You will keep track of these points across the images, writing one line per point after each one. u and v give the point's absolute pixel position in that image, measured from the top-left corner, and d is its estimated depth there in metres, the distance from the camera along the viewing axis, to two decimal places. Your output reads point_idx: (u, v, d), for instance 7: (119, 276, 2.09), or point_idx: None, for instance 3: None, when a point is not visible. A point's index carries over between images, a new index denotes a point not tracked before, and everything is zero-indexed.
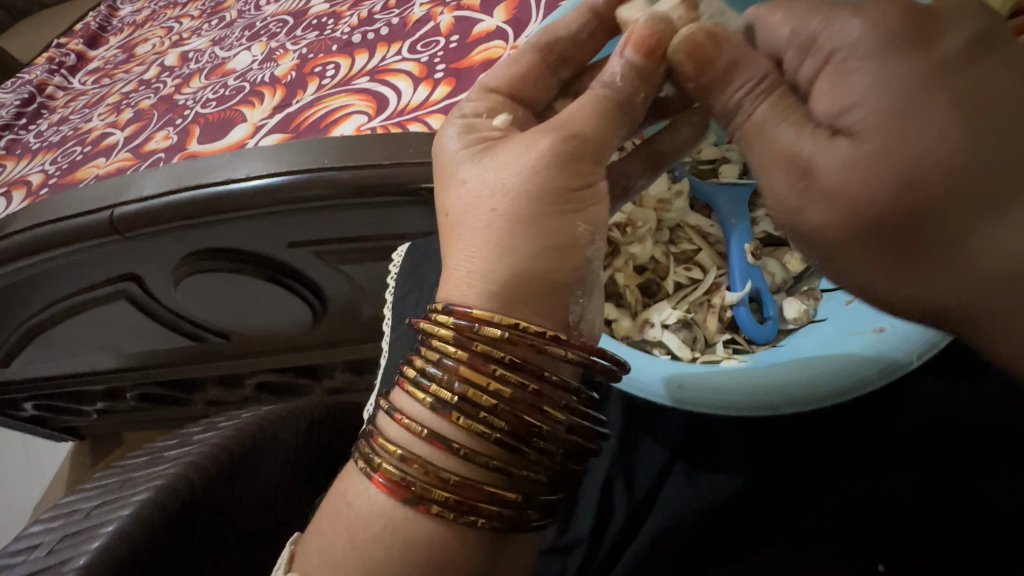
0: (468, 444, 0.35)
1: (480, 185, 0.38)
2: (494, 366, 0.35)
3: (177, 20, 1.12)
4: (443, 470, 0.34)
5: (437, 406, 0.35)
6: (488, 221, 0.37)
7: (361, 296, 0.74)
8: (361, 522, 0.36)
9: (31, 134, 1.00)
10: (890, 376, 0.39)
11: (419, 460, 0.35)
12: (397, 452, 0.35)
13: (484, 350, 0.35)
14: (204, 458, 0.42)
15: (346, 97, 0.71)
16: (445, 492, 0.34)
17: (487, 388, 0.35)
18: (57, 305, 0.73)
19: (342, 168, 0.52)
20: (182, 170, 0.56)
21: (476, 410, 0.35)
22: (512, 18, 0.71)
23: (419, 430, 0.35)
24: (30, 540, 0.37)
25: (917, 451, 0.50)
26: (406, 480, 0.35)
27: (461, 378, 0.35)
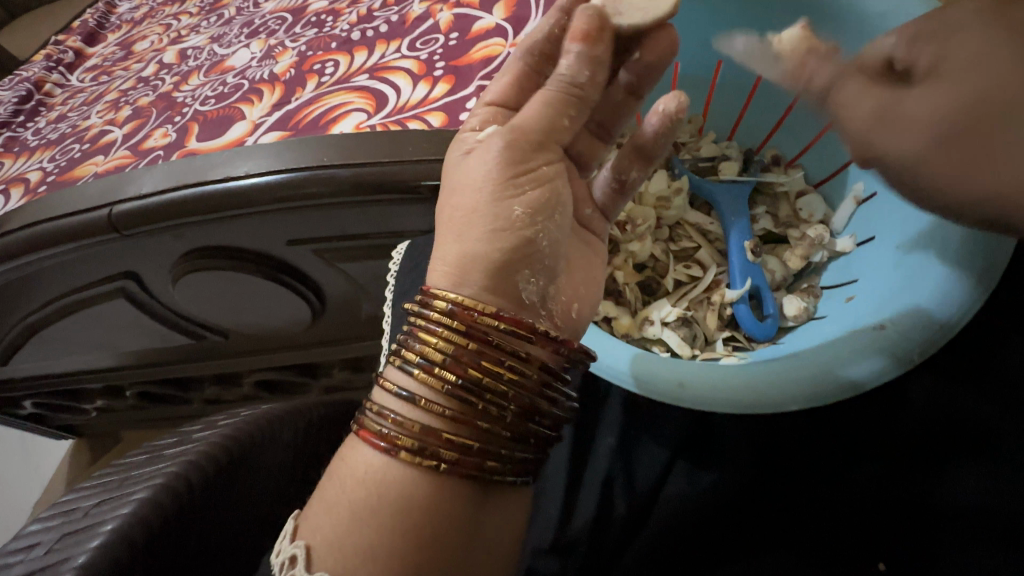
0: (427, 397, 0.35)
1: (447, 185, 0.40)
2: (444, 328, 0.36)
3: (175, 17, 1.11)
4: (409, 419, 0.35)
5: (404, 367, 0.36)
6: (464, 219, 0.38)
7: (360, 294, 0.74)
8: (342, 509, 0.34)
9: (28, 131, 0.99)
10: (884, 375, 0.40)
11: (389, 412, 0.35)
12: (373, 408, 0.36)
13: (437, 317, 0.36)
14: (203, 456, 0.42)
15: (346, 94, 0.70)
16: (410, 439, 0.34)
17: (438, 346, 0.36)
18: (55, 303, 0.73)
19: (341, 166, 0.52)
20: (181, 168, 0.56)
21: (434, 365, 0.35)
22: (512, 15, 0.71)
23: (390, 387, 0.36)
24: (30, 538, 0.37)
25: (916, 448, 0.50)
26: (373, 430, 0.35)
27: (421, 340, 0.36)
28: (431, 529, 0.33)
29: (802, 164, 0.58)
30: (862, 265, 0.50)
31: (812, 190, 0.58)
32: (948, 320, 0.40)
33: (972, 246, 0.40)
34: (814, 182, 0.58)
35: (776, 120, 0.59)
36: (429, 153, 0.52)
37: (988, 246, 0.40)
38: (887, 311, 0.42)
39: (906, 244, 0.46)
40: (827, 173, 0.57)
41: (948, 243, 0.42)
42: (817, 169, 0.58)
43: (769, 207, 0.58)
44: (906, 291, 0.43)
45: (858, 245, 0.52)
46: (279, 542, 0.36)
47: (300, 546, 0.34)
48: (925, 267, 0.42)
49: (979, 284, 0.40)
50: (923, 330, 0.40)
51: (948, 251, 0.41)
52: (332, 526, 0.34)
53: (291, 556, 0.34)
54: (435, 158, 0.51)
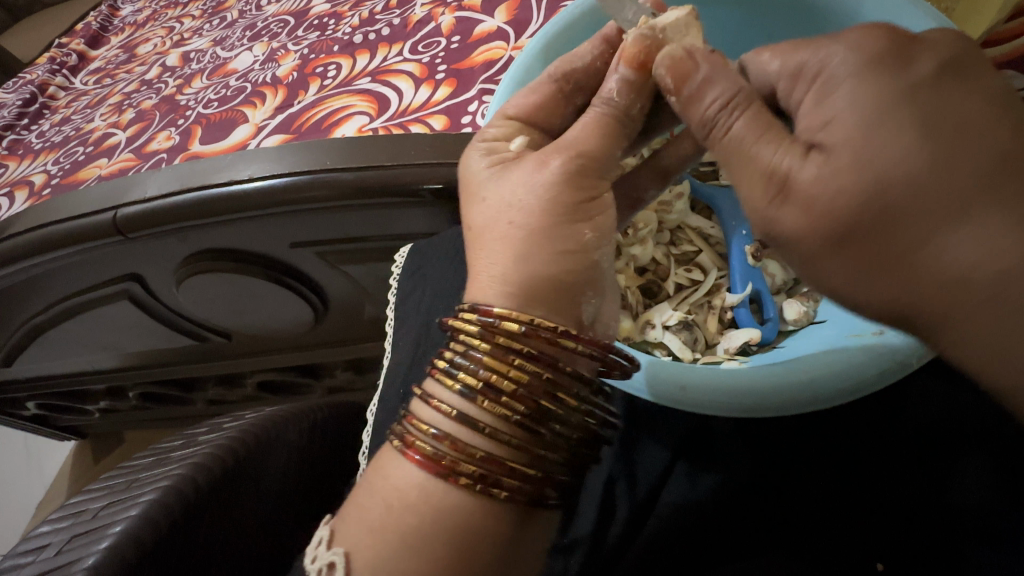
0: (490, 426, 0.35)
1: (499, 201, 0.38)
2: (514, 355, 0.35)
3: (178, 20, 1.12)
4: (470, 445, 0.34)
5: (463, 391, 0.36)
6: (507, 234, 0.37)
7: (362, 297, 0.74)
8: (375, 509, 0.35)
9: (32, 134, 1.00)
10: (892, 377, 0.40)
11: (448, 436, 0.35)
12: (428, 430, 0.36)
13: (506, 342, 0.35)
14: (211, 458, 0.42)
15: (347, 98, 0.71)
16: (472, 465, 0.34)
17: (508, 374, 0.35)
18: (61, 306, 0.74)
19: (344, 170, 0.52)
20: (186, 171, 0.57)
21: (499, 392, 0.35)
22: (513, 19, 0.71)
23: (447, 410, 0.35)
24: (38, 541, 0.37)
25: (904, 450, 0.50)
26: (435, 457, 0.35)
27: (485, 365, 0.35)
28: (458, 534, 0.34)
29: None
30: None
31: None
32: None
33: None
34: None
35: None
36: (433, 157, 0.52)
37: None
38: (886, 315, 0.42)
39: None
40: None
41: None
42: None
43: None
44: None
45: None
46: (315, 548, 0.36)
47: (338, 553, 0.35)
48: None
49: None
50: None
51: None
52: (370, 532, 0.35)
53: (329, 562, 0.35)
54: (438, 162, 0.52)
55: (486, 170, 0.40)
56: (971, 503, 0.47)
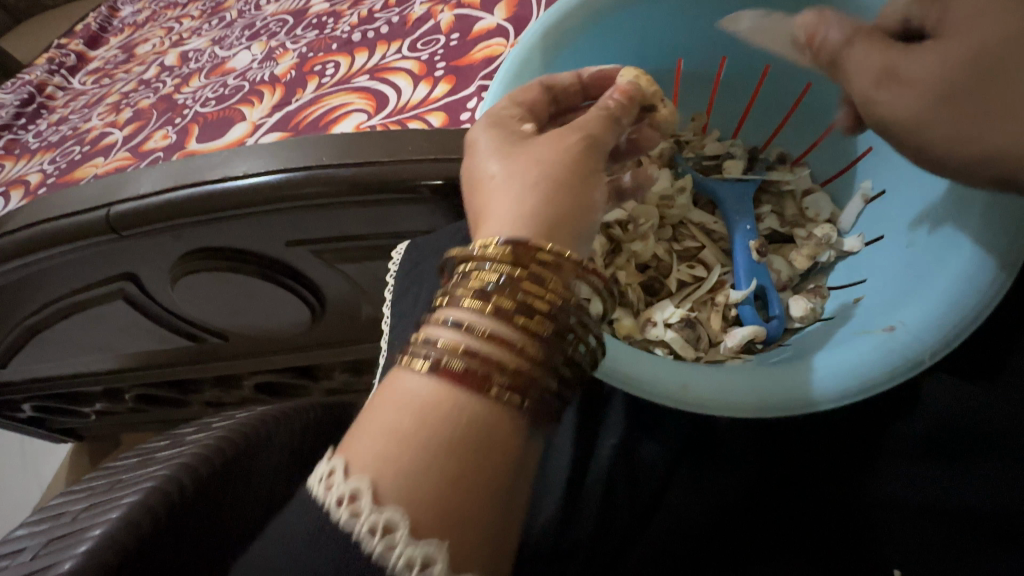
0: (520, 336, 0.31)
1: (522, 157, 0.36)
2: (548, 272, 0.32)
3: (177, 20, 1.12)
4: (503, 362, 0.29)
5: (492, 306, 0.31)
6: (538, 182, 0.34)
7: (360, 297, 0.73)
8: (402, 435, 0.27)
9: (29, 134, 0.99)
10: (904, 372, 0.38)
11: (479, 353, 0.29)
12: (452, 345, 0.29)
13: (540, 257, 0.32)
14: (197, 458, 0.41)
15: (346, 96, 0.70)
16: (505, 379, 0.29)
17: (542, 288, 0.31)
18: (54, 305, 0.73)
19: (341, 166, 0.51)
20: (179, 168, 0.56)
21: (532, 307, 0.31)
22: (514, 16, 0.71)
23: (473, 328, 0.30)
24: (16, 544, 0.36)
25: (902, 449, 0.47)
26: (462, 368, 0.28)
27: (517, 281, 0.31)
28: (500, 483, 0.27)
29: (808, 162, 0.56)
30: (874, 258, 0.48)
31: (818, 189, 0.55)
32: (961, 319, 0.38)
33: (979, 247, 0.38)
34: (821, 179, 0.56)
35: (783, 115, 0.56)
36: (431, 152, 0.51)
37: (1001, 241, 0.38)
38: (900, 311, 0.40)
39: (917, 244, 0.44)
40: (835, 170, 0.54)
41: (956, 247, 0.40)
42: (823, 166, 0.55)
43: (774, 206, 0.55)
44: (914, 291, 0.41)
45: (866, 244, 0.50)
46: (329, 477, 0.26)
47: (364, 480, 0.26)
48: (937, 269, 0.40)
49: (994, 280, 0.38)
50: (939, 327, 0.38)
51: (959, 250, 0.39)
52: (395, 457, 0.26)
53: (350, 491, 0.25)
54: (436, 157, 0.51)
55: (498, 137, 0.37)
56: (973, 503, 0.44)
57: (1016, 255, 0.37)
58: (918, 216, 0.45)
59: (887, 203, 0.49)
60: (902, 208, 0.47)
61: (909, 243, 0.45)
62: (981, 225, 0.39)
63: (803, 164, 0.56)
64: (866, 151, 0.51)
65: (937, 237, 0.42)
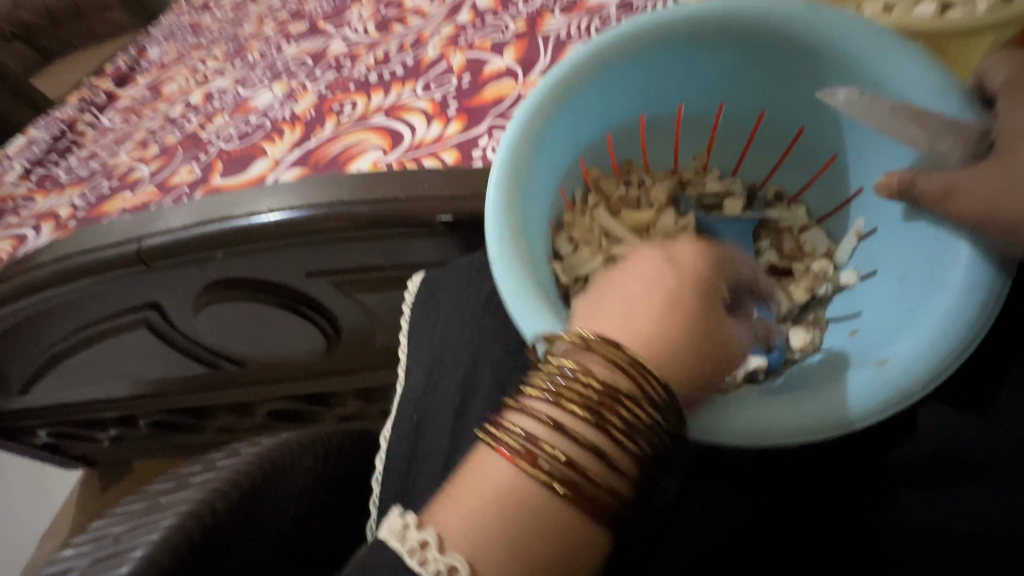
0: (608, 443, 0.30)
1: (667, 323, 0.34)
2: (642, 387, 0.31)
3: (202, 61, 1.18)
4: (587, 478, 0.28)
5: (587, 416, 0.30)
6: (665, 352, 0.33)
7: (374, 325, 0.75)
8: (471, 494, 0.28)
9: (60, 169, 1.04)
10: (889, 408, 0.34)
11: (568, 463, 0.28)
12: (545, 449, 0.28)
13: (640, 373, 0.31)
14: (229, 482, 0.43)
15: (363, 134, 0.74)
16: (584, 493, 0.28)
17: (637, 405, 0.30)
18: (79, 333, 0.76)
19: (360, 203, 0.54)
20: (207, 205, 0.59)
21: (626, 422, 0.30)
22: (522, 58, 0.75)
23: (566, 433, 0.29)
24: (61, 565, 0.38)
25: (922, 469, 0.43)
26: (551, 469, 0.28)
27: (616, 392, 0.30)
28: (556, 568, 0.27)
29: (803, 199, 0.50)
30: (869, 295, 0.43)
31: (816, 224, 0.48)
32: (950, 357, 0.34)
33: (973, 280, 0.34)
34: (815, 217, 0.49)
35: (782, 151, 0.49)
36: (445, 190, 0.54)
37: (988, 281, 0.34)
38: (888, 346, 0.36)
39: (910, 277, 0.39)
40: (835, 205, 0.48)
41: (947, 279, 0.36)
42: (819, 202, 0.49)
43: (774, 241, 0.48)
44: (903, 326, 0.37)
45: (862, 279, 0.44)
46: (399, 525, 0.28)
47: (433, 530, 0.28)
48: (925, 305, 0.36)
49: (979, 320, 0.34)
50: (933, 364, 0.34)
51: (948, 286, 0.35)
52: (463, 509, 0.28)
53: (421, 541, 0.27)
54: (450, 194, 0.54)
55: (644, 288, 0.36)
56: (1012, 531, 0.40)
57: (995, 296, 0.34)
58: (909, 248, 0.40)
59: (883, 238, 0.43)
60: (890, 244, 0.42)
61: (901, 276, 0.40)
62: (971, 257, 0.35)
63: (799, 201, 0.49)
64: (856, 191, 0.45)
65: (928, 267, 0.38)
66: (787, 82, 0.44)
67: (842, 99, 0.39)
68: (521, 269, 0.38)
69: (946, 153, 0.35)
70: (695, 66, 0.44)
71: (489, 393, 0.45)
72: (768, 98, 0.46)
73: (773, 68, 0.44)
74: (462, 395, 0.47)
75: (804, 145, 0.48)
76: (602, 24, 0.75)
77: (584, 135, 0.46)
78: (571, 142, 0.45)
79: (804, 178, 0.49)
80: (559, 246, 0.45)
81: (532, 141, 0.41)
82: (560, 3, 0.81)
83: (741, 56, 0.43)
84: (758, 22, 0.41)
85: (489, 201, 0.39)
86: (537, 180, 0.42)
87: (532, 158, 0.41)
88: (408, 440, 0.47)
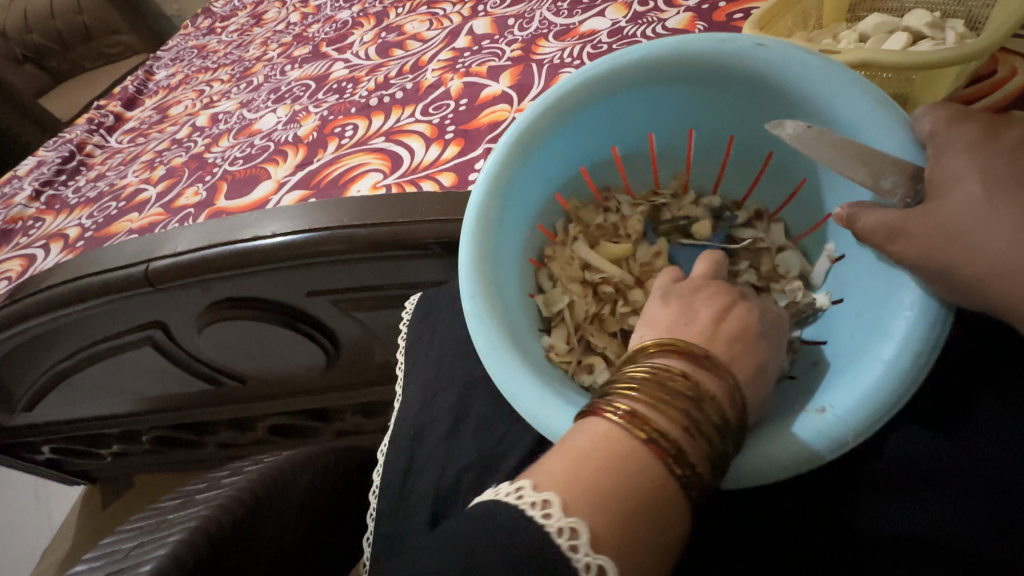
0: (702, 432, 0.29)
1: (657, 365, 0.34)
2: (728, 387, 0.31)
3: (208, 84, 1.22)
4: (690, 459, 0.28)
5: (685, 403, 0.29)
6: None
7: (373, 342, 0.76)
8: (599, 486, 0.26)
9: (69, 190, 1.07)
10: (821, 461, 0.32)
11: (673, 442, 0.28)
12: (651, 423, 0.28)
13: (724, 371, 0.32)
14: (232, 500, 0.44)
15: (363, 156, 0.77)
16: (688, 473, 0.27)
17: (723, 401, 0.31)
18: (85, 351, 0.77)
19: (359, 226, 0.56)
20: (213, 228, 0.61)
21: (718, 414, 0.30)
22: (517, 83, 0.78)
23: (670, 415, 0.29)
24: None
25: (981, 516, 0.32)
26: (656, 442, 0.27)
27: (705, 386, 0.31)
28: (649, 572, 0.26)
29: (783, 217, 0.48)
30: (832, 327, 0.41)
31: (792, 244, 0.46)
32: (882, 404, 0.32)
33: (912, 328, 0.33)
34: (793, 235, 0.48)
35: (757, 170, 0.48)
36: (441, 213, 0.56)
37: (929, 328, 0.33)
38: (830, 387, 0.35)
39: (866, 313, 0.38)
40: (813, 222, 0.45)
41: (891, 326, 0.34)
42: (797, 219, 0.47)
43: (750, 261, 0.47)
44: (847, 369, 0.35)
45: (832, 303, 0.42)
46: (537, 505, 0.25)
47: (577, 516, 0.25)
48: (868, 349, 0.35)
49: (911, 366, 0.32)
50: (868, 416, 0.32)
51: (892, 334, 0.34)
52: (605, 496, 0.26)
53: (566, 526, 0.24)
54: (446, 218, 0.56)
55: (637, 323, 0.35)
56: None
57: (935, 344, 0.32)
58: (868, 283, 0.38)
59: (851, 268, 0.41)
60: (855, 277, 0.40)
61: (857, 312, 0.39)
62: (917, 300, 0.34)
63: (777, 220, 0.48)
64: (825, 218, 0.44)
65: (879, 307, 0.36)
66: (754, 118, 0.43)
67: (790, 131, 0.39)
68: (494, 311, 0.39)
69: (889, 193, 0.35)
70: (662, 105, 0.44)
71: (483, 411, 0.47)
72: (738, 125, 0.45)
73: (737, 106, 0.42)
74: (455, 414, 0.48)
75: (775, 168, 0.46)
76: (595, 51, 0.77)
77: (556, 172, 0.47)
78: (546, 173, 0.46)
79: (784, 194, 0.47)
80: (541, 281, 0.48)
81: (501, 192, 0.42)
82: (554, 30, 0.84)
83: (706, 94, 0.42)
84: (718, 67, 0.39)
85: (463, 255, 0.41)
86: (509, 225, 0.44)
87: (502, 207, 0.43)
88: (403, 456, 0.48)
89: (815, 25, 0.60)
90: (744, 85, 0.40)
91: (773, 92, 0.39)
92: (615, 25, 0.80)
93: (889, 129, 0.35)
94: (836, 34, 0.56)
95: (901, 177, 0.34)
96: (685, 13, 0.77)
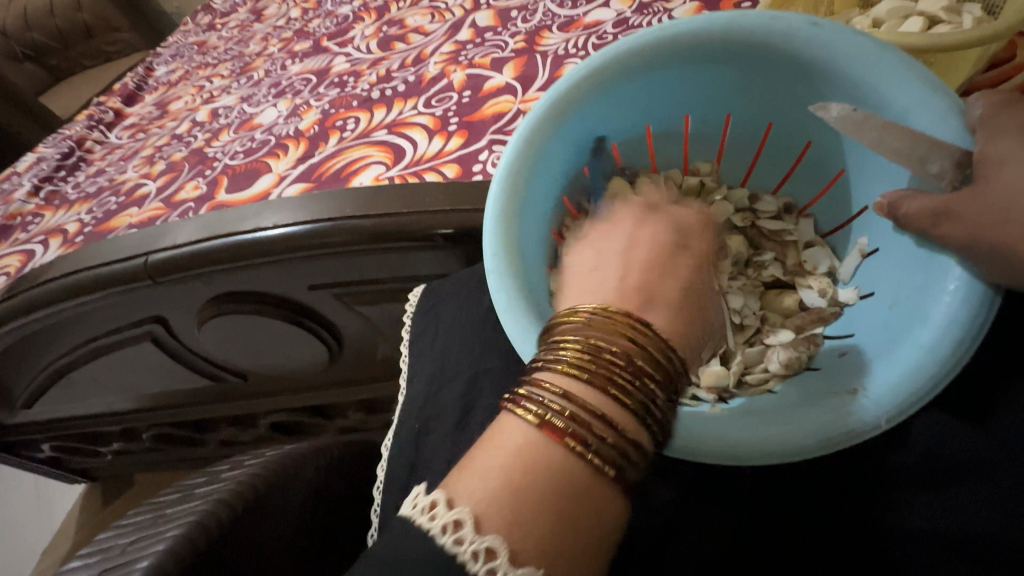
0: (612, 402, 0.28)
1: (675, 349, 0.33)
2: (637, 349, 0.30)
3: (208, 79, 1.21)
4: (599, 430, 0.27)
5: (587, 378, 0.29)
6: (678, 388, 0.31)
7: (376, 337, 0.75)
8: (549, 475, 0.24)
9: (68, 186, 1.06)
10: (851, 442, 0.32)
11: (574, 420, 0.27)
12: (552, 405, 0.27)
13: (627, 332, 0.31)
14: (233, 495, 0.43)
15: (365, 149, 0.75)
16: (595, 446, 0.26)
17: (635, 365, 0.30)
18: (84, 347, 0.76)
19: (363, 217, 0.55)
20: (214, 221, 0.60)
21: (628, 376, 0.29)
22: (521, 74, 0.76)
23: (572, 394, 0.28)
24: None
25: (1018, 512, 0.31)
26: (560, 425, 0.26)
27: (611, 354, 0.30)
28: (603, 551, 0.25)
29: (813, 213, 0.47)
30: (860, 319, 0.40)
31: (821, 241, 0.46)
32: (916, 392, 0.32)
33: (954, 315, 0.32)
34: (822, 232, 0.46)
35: (793, 161, 0.46)
36: (446, 204, 0.55)
37: (973, 315, 0.31)
38: (864, 374, 0.34)
39: (901, 303, 0.37)
40: (845, 218, 0.44)
41: (931, 312, 0.33)
42: (828, 215, 0.46)
43: (777, 253, 0.46)
44: (881, 356, 0.34)
45: (861, 298, 0.41)
46: (451, 531, 0.24)
47: (495, 537, 0.24)
48: (904, 337, 0.34)
49: (949, 357, 0.31)
50: (896, 400, 0.32)
51: (931, 321, 0.33)
52: (509, 488, 0.25)
53: (483, 549, 0.24)
54: (452, 209, 0.54)
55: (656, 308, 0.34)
56: None
57: (977, 333, 0.32)
58: (905, 272, 0.37)
59: (885, 259, 0.40)
60: (888, 267, 0.39)
61: (891, 303, 0.38)
62: (960, 286, 0.32)
63: (808, 215, 0.47)
64: (859, 212, 0.43)
65: (918, 295, 0.35)
66: (796, 97, 0.41)
67: (835, 114, 0.37)
68: (516, 283, 0.39)
69: (937, 177, 0.34)
70: (701, 81, 0.43)
71: (490, 403, 0.46)
72: (775, 110, 0.43)
73: (781, 84, 0.41)
74: (462, 406, 0.47)
75: (811, 161, 0.45)
76: (600, 41, 0.76)
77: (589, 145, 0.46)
78: (576, 152, 0.45)
79: (817, 189, 0.46)
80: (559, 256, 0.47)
81: (532, 155, 0.41)
82: (558, 21, 0.82)
83: (748, 72, 0.41)
84: (761, 45, 0.38)
85: (488, 213, 0.40)
86: (538, 192, 0.43)
87: (530, 179, 0.42)
88: (408, 450, 0.47)
89: (827, 12, 0.59)
90: (790, 61, 0.39)
91: (815, 69, 0.38)
92: (620, 15, 0.79)
93: (941, 116, 0.34)
94: (849, 20, 0.54)
95: (949, 162, 0.33)
96: (692, 3, 0.76)
